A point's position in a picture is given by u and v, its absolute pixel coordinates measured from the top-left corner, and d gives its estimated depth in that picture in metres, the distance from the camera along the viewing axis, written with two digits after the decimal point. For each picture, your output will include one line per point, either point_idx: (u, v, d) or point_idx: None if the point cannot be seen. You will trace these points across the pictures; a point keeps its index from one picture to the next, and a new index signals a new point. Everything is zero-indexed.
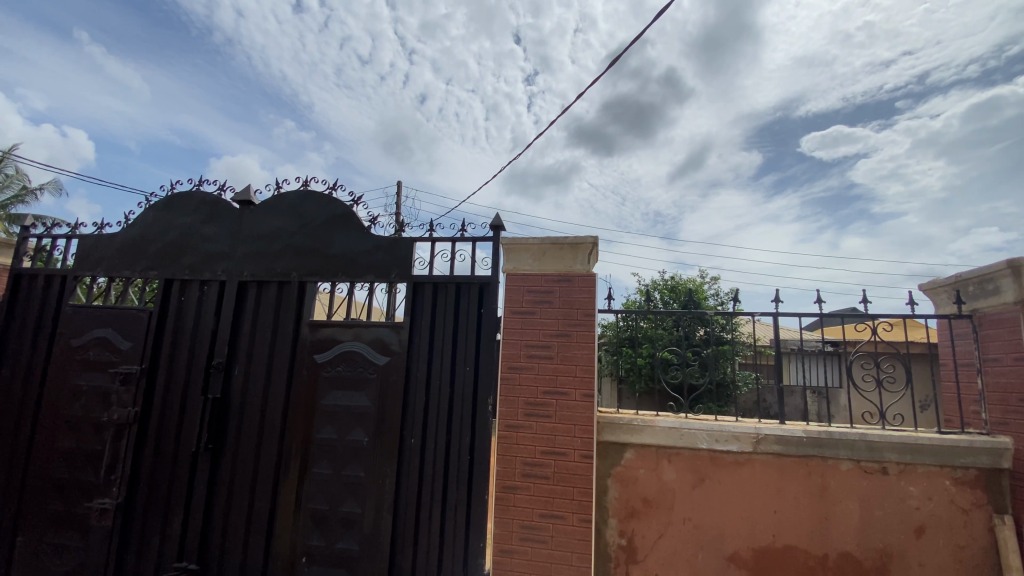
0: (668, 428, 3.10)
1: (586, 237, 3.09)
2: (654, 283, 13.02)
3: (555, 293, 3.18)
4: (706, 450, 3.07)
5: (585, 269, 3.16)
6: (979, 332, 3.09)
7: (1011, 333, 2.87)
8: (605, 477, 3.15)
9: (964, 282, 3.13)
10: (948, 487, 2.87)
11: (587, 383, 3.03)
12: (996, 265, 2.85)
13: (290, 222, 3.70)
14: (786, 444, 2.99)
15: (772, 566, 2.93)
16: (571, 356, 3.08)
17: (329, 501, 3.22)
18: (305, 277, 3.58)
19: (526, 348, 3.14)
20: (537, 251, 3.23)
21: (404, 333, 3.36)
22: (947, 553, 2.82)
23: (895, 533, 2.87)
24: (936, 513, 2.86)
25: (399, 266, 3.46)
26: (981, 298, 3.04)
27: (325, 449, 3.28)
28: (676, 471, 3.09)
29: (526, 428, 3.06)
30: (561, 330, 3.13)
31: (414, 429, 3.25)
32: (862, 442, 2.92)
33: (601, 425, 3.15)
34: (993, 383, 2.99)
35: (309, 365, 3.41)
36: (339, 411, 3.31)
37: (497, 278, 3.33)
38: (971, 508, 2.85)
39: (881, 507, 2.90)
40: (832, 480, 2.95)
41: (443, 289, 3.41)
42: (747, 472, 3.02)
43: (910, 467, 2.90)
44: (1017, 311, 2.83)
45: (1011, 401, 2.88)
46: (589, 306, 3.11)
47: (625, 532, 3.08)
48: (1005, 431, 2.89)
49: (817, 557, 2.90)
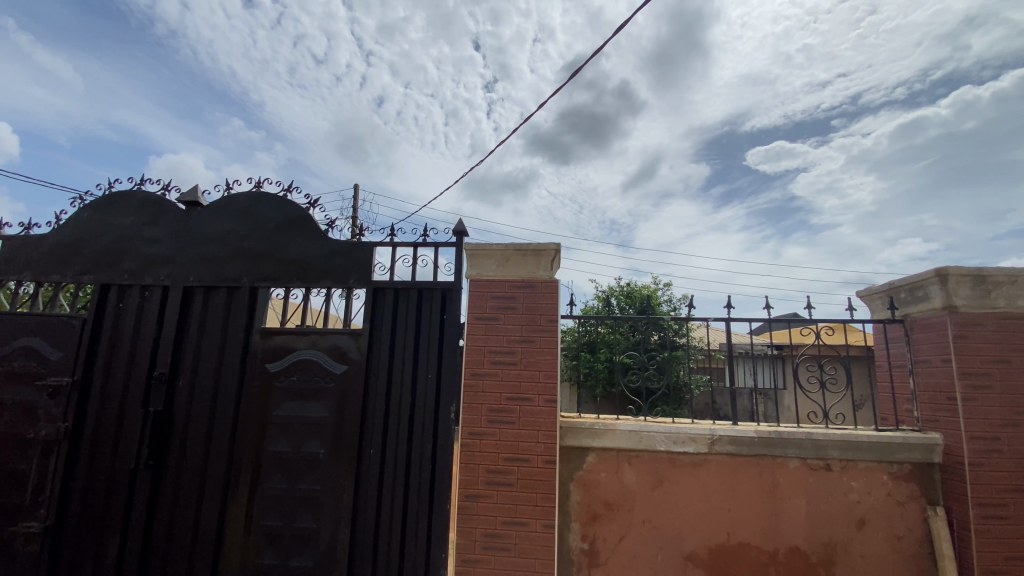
0: (628, 431, 3.16)
1: (549, 243, 3.13)
2: (611, 289, 13.31)
3: (518, 299, 3.18)
4: (664, 452, 3.15)
5: (548, 275, 3.19)
6: (911, 335, 3.33)
7: (939, 337, 3.10)
8: (568, 482, 3.17)
9: (896, 289, 3.38)
10: (885, 481, 3.07)
11: (550, 388, 3.05)
12: (925, 273, 3.09)
13: (242, 225, 3.54)
14: (738, 445, 3.10)
15: (728, 563, 3.03)
16: (534, 361, 3.09)
17: (282, 517, 3.08)
18: (257, 282, 3.43)
19: (489, 354, 3.13)
20: (500, 257, 3.23)
21: (363, 340, 3.27)
22: (886, 544, 3.01)
23: (839, 526, 3.03)
24: (875, 506, 3.04)
25: (358, 271, 3.37)
26: (912, 304, 3.29)
27: (278, 463, 3.14)
28: (636, 473, 3.15)
29: (489, 435, 3.03)
30: (524, 336, 3.13)
31: (374, 439, 3.16)
32: (808, 441, 3.08)
33: (563, 430, 3.17)
34: (924, 382, 3.23)
35: (260, 374, 3.26)
36: (293, 423, 3.18)
37: (459, 284, 3.30)
38: (906, 500, 3.05)
39: (826, 502, 3.06)
40: (781, 478, 3.09)
41: (404, 295, 3.35)
42: (703, 473, 3.12)
43: (850, 463, 3.09)
44: (944, 315, 3.07)
45: (939, 400, 3.11)
46: (552, 312, 3.14)
47: (588, 536, 3.10)
48: (936, 427, 3.12)
49: (769, 552, 3.03)
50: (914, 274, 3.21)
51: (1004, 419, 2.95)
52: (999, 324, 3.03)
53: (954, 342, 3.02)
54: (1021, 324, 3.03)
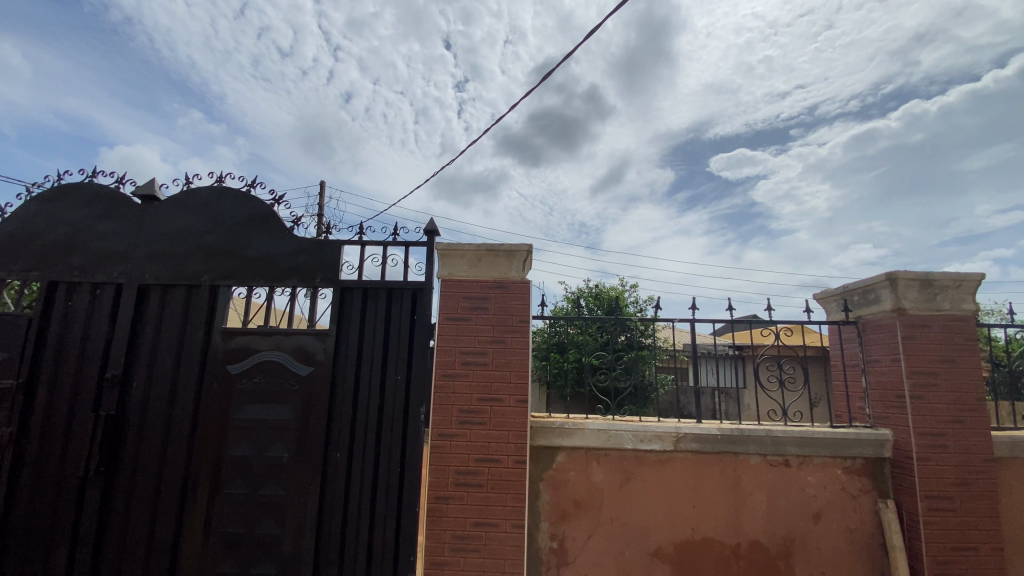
0: (596, 430, 3.20)
1: (522, 244, 3.14)
2: (581, 291, 13.46)
3: (489, 300, 3.18)
4: (632, 451, 3.20)
5: (520, 276, 3.20)
6: (863, 336, 3.50)
7: (889, 338, 3.28)
8: (538, 481, 3.19)
9: (849, 292, 3.56)
10: (840, 475, 3.22)
11: (521, 388, 3.06)
12: (877, 277, 3.26)
13: (202, 221, 3.40)
14: (702, 442, 3.19)
15: (692, 558, 3.10)
16: (506, 362, 3.09)
17: (243, 523, 2.98)
18: (218, 281, 3.30)
19: (460, 355, 3.11)
20: (472, 257, 3.22)
21: (330, 341, 3.19)
22: (841, 536, 3.15)
23: (797, 519, 3.16)
24: (830, 500, 3.19)
25: (325, 270, 3.29)
26: (864, 307, 3.46)
27: (238, 468, 3.03)
28: (604, 471, 3.19)
29: (459, 436, 3.01)
30: (496, 336, 3.13)
31: (340, 441, 3.10)
32: (768, 437, 3.19)
33: (533, 430, 3.19)
34: (876, 381, 3.40)
35: (221, 376, 3.14)
36: (255, 426, 3.07)
37: (430, 284, 3.27)
38: (859, 494, 3.21)
39: (785, 497, 3.18)
40: (743, 474, 3.19)
41: (373, 294, 3.29)
42: (669, 470, 3.19)
43: (807, 458, 3.22)
44: (894, 317, 3.24)
45: (889, 398, 3.28)
46: (524, 312, 3.15)
47: (556, 535, 3.12)
48: (886, 423, 3.29)
49: (731, 546, 3.12)
50: (866, 278, 3.38)
51: (949, 416, 3.14)
52: (944, 325, 3.22)
53: (903, 342, 3.19)
54: (964, 326, 3.23)
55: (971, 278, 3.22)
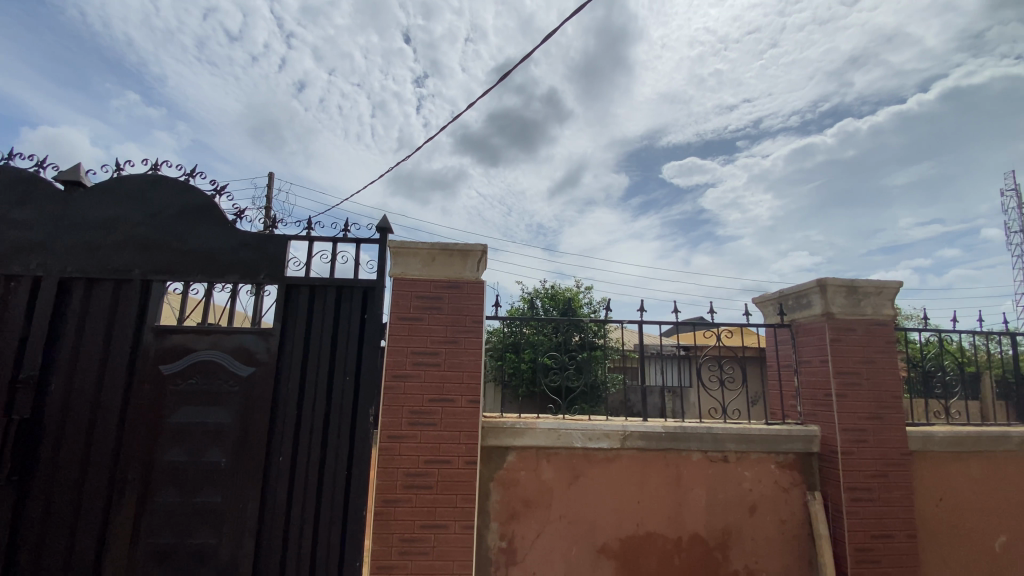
0: (547, 429, 3.24)
1: (476, 244, 3.14)
2: (536, 291, 13.58)
3: (443, 300, 3.15)
4: (581, 449, 3.26)
5: (474, 276, 3.19)
6: (796, 339, 3.72)
7: (819, 340, 3.50)
8: (487, 481, 3.19)
9: (785, 297, 3.77)
10: (773, 470, 3.41)
11: (473, 389, 3.05)
12: (809, 283, 3.47)
13: (134, 211, 3.18)
14: (648, 440, 3.29)
15: (636, 553, 3.20)
16: (458, 362, 3.08)
17: (176, 533, 2.81)
18: (150, 276, 3.10)
19: (412, 356, 3.06)
20: (426, 256, 3.18)
21: (273, 341, 3.07)
22: (773, 526, 3.33)
23: (734, 513, 3.32)
24: (764, 493, 3.37)
25: (269, 266, 3.16)
26: (798, 311, 3.69)
27: (170, 474, 2.86)
28: (554, 470, 3.24)
29: (409, 438, 2.97)
30: (448, 337, 3.11)
31: (283, 445, 2.98)
32: (708, 435, 3.34)
33: (484, 430, 3.18)
34: (806, 380, 3.63)
35: (152, 377, 2.95)
36: (191, 430, 2.91)
37: (382, 282, 3.20)
38: (790, 487, 3.41)
39: (723, 491, 3.33)
40: (685, 470, 3.32)
41: (320, 292, 3.19)
42: (616, 467, 3.27)
43: (744, 454, 3.39)
44: (823, 321, 3.47)
45: (818, 396, 3.50)
46: (477, 313, 3.15)
47: (506, 535, 3.14)
48: (815, 420, 3.51)
49: (673, 540, 3.24)
50: (800, 284, 3.60)
51: (870, 413, 3.38)
52: (867, 329, 3.48)
53: (831, 345, 3.42)
54: (884, 330, 3.50)
55: (891, 286, 3.49)
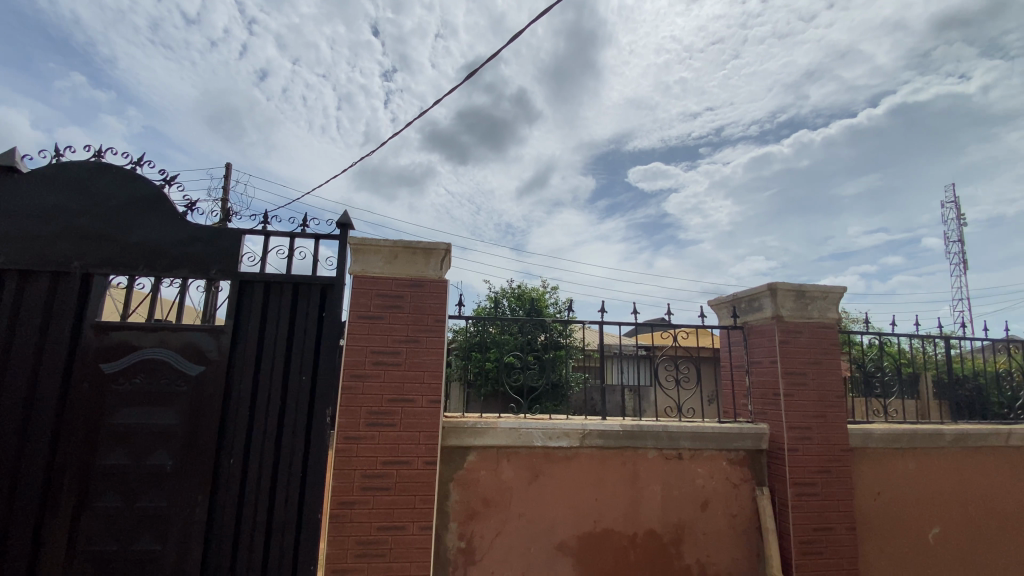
0: (508, 429, 3.25)
1: (440, 242, 3.12)
2: (503, 291, 13.60)
3: (405, 298, 3.11)
4: (541, 447, 3.29)
5: (437, 275, 3.16)
6: (749, 340, 3.87)
7: (769, 342, 3.65)
8: (447, 481, 3.17)
9: (738, 300, 3.92)
10: (725, 466, 3.53)
11: (434, 389, 3.03)
12: (761, 287, 3.62)
13: (75, 200, 3.00)
14: (606, 438, 3.35)
15: (593, 550, 3.25)
16: (419, 362, 3.05)
17: (116, 540, 2.67)
18: (92, 269, 2.93)
19: (371, 355, 3.01)
20: (388, 254, 3.13)
21: (225, 339, 2.95)
22: (725, 521, 3.46)
23: (687, 508, 3.42)
24: (716, 489, 3.49)
25: (222, 261, 3.04)
26: (750, 313, 3.84)
27: (111, 478, 2.71)
28: (514, 469, 3.25)
29: (367, 438, 2.92)
30: (409, 335, 3.07)
31: (234, 447, 2.88)
32: (664, 433, 3.43)
33: (445, 430, 3.16)
34: (757, 380, 3.78)
35: (93, 376, 2.79)
36: (134, 431, 2.77)
37: (341, 280, 3.13)
38: (740, 483, 3.54)
39: (678, 488, 3.43)
40: (641, 467, 3.40)
41: (276, 288, 3.09)
42: (574, 465, 3.32)
43: (698, 451, 3.50)
44: (773, 323, 3.62)
45: (767, 396, 3.65)
46: (440, 312, 3.12)
47: (465, 535, 3.13)
48: (764, 419, 3.67)
49: (629, 536, 3.31)
50: (753, 287, 3.75)
51: (815, 411, 3.55)
52: (813, 332, 3.65)
53: (780, 346, 3.58)
54: (830, 332, 3.68)
55: (836, 291, 3.68)
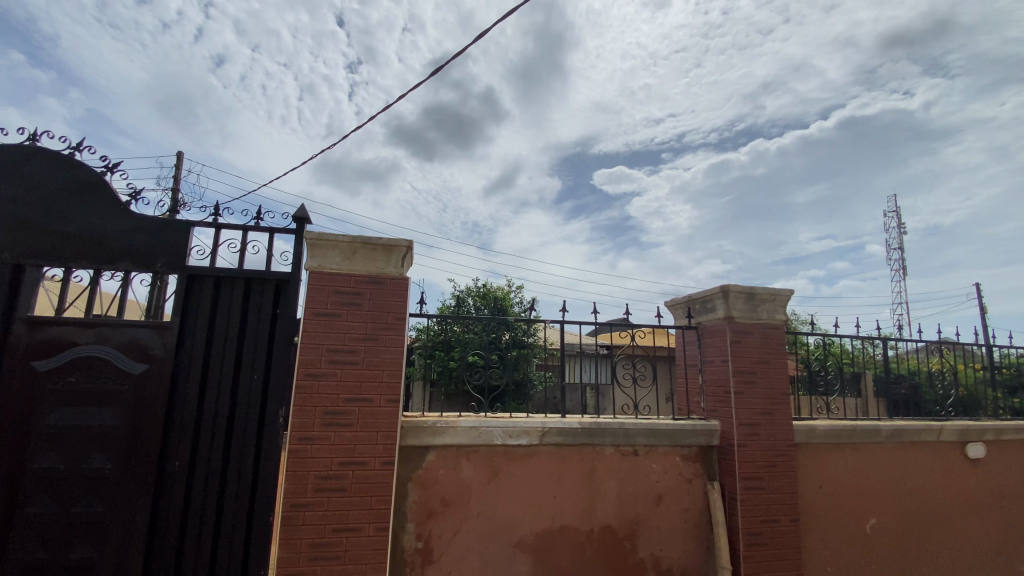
0: (468, 428, 3.24)
1: (401, 239, 3.08)
2: (467, 290, 13.55)
3: (364, 296, 3.05)
4: (500, 446, 3.30)
5: (397, 272, 3.12)
6: (702, 340, 4.01)
7: (721, 341, 3.80)
8: (405, 481, 3.14)
9: (692, 300, 4.05)
10: (678, 462, 3.65)
11: (392, 388, 2.98)
12: (714, 289, 3.76)
13: (4, 185, 2.79)
14: (565, 435, 3.39)
15: (550, 547, 3.29)
16: (377, 360, 3.00)
17: (49, 548, 2.52)
18: (23, 260, 2.74)
19: (327, 353, 2.93)
20: (346, 250, 3.07)
21: (171, 336, 2.81)
22: (677, 515, 3.57)
23: (642, 503, 3.51)
24: (670, 484, 3.59)
25: (169, 254, 2.90)
26: (703, 314, 3.97)
27: (41, 483, 2.55)
28: (473, 468, 3.25)
29: (322, 439, 2.84)
30: (367, 334, 3.02)
31: (179, 449, 2.75)
32: (621, 430, 3.50)
33: (403, 430, 3.13)
34: (709, 378, 3.92)
35: (23, 375, 2.61)
36: (69, 434, 2.61)
37: (297, 275, 3.04)
38: (692, 477, 3.67)
39: (633, 483, 3.52)
40: (599, 464, 3.47)
41: (227, 284, 2.97)
42: (534, 462, 3.35)
43: (653, 447, 3.60)
44: (725, 324, 3.77)
45: (719, 394, 3.79)
46: (399, 309, 3.08)
47: (422, 535, 3.11)
48: (716, 416, 3.80)
49: (586, 532, 3.37)
50: (706, 289, 3.88)
51: (762, 408, 3.71)
52: (762, 332, 3.82)
53: (731, 345, 3.72)
54: (777, 333, 3.85)
55: (784, 293, 3.85)
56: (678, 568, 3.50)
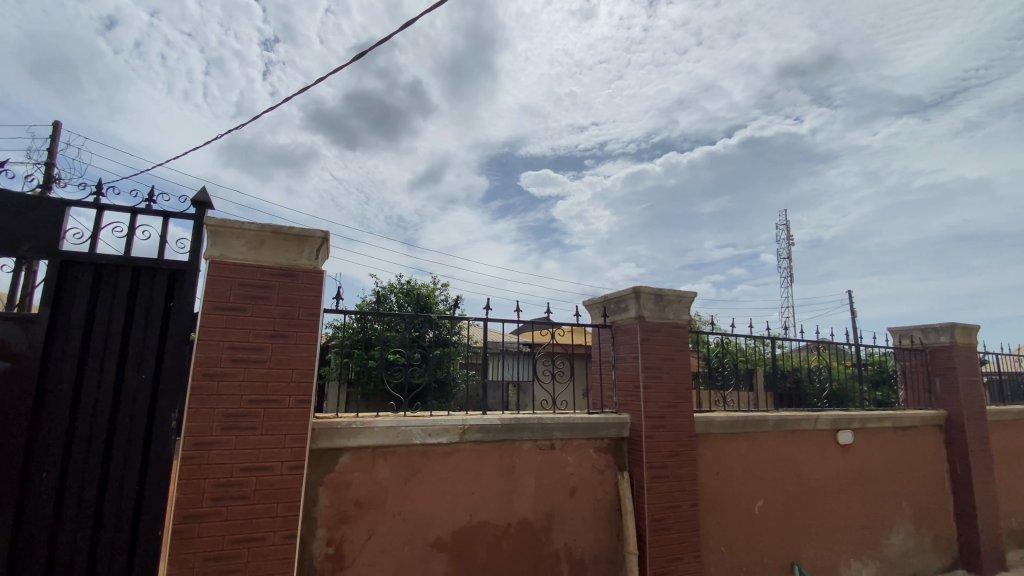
0: (385, 428, 3.15)
1: (316, 230, 2.93)
2: (390, 285, 13.20)
3: (272, 289, 2.86)
4: (419, 445, 3.24)
5: (311, 265, 2.96)
6: (616, 338, 4.21)
7: (632, 339, 4.02)
8: (316, 486, 2.99)
9: (608, 300, 4.24)
10: (592, 454, 3.81)
11: (303, 388, 2.83)
12: (627, 290, 3.97)
13: None
14: (485, 432, 3.41)
15: (467, 544, 3.29)
16: (286, 359, 2.82)
17: None
18: None
19: (229, 351, 2.72)
20: (253, 239, 2.86)
21: (37, 330, 2.45)
22: (590, 505, 3.72)
23: (558, 495, 3.62)
24: (584, 476, 3.74)
25: (37, 237, 2.53)
26: (617, 313, 4.18)
27: None
28: (390, 469, 3.17)
29: (222, 444, 2.63)
30: (276, 330, 2.83)
31: (47, 459, 2.41)
32: (539, 425, 3.59)
33: (315, 432, 2.97)
34: (621, 374, 4.13)
35: None
36: None
37: (196, 265, 2.78)
38: (604, 468, 3.84)
39: (549, 476, 3.62)
40: (517, 459, 3.52)
41: (110, 273, 2.65)
42: (453, 460, 3.33)
43: (569, 441, 3.72)
44: (636, 322, 4.00)
45: (630, 388, 4.00)
46: (312, 305, 2.93)
47: (334, 540, 2.98)
48: (626, 409, 4.02)
49: (503, 526, 3.41)
50: (620, 289, 4.09)
51: (668, 402, 3.98)
52: (669, 331, 4.09)
53: (642, 343, 3.95)
54: (682, 332, 4.15)
55: (689, 295, 4.15)
56: (590, 557, 3.65)
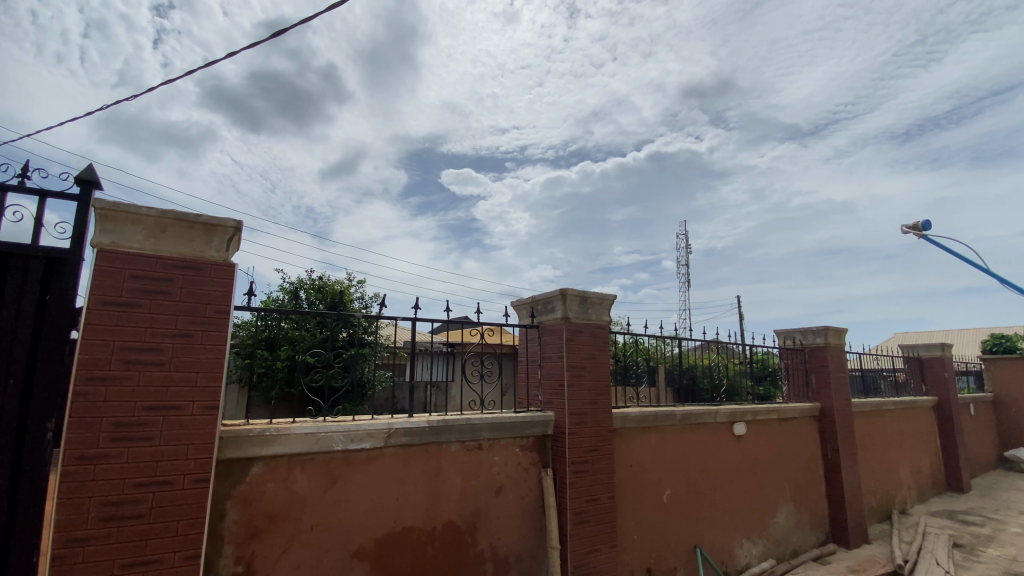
0: (303, 434, 2.95)
1: (228, 219, 2.68)
2: (302, 281, 12.41)
3: (175, 283, 2.58)
4: (340, 451, 3.09)
5: (220, 257, 2.71)
6: (542, 338, 4.31)
7: (557, 339, 4.14)
8: (223, 499, 2.75)
9: (534, 301, 4.33)
10: (517, 453, 3.87)
11: (209, 393, 2.57)
12: (554, 292, 4.08)
13: None
14: (411, 435, 3.33)
15: (390, 551, 3.19)
16: (190, 361, 2.55)
17: None
18: None
19: (121, 352, 2.40)
20: (153, 227, 2.56)
21: None
22: (515, 503, 3.78)
23: (484, 495, 3.64)
24: (509, 474, 3.79)
25: None
26: (543, 314, 4.29)
27: None
28: (308, 478, 2.99)
29: (111, 457, 2.32)
30: (178, 329, 2.55)
31: None
32: (467, 426, 3.57)
33: (224, 441, 2.73)
34: (546, 373, 4.23)
35: None
36: None
37: (80, 253, 2.43)
38: (529, 466, 3.92)
39: (476, 476, 3.62)
40: (444, 461, 3.48)
41: None
42: (377, 466, 3.22)
43: (495, 440, 3.75)
44: (561, 323, 4.12)
45: (555, 387, 4.11)
46: (222, 301, 2.68)
47: (243, 557, 2.75)
48: (550, 407, 4.13)
49: (428, 531, 3.35)
50: (547, 290, 4.19)
51: (589, 399, 4.14)
52: (592, 331, 4.26)
53: (566, 343, 4.08)
54: (604, 332, 4.34)
55: (610, 296, 4.35)
56: (513, 554, 3.70)
